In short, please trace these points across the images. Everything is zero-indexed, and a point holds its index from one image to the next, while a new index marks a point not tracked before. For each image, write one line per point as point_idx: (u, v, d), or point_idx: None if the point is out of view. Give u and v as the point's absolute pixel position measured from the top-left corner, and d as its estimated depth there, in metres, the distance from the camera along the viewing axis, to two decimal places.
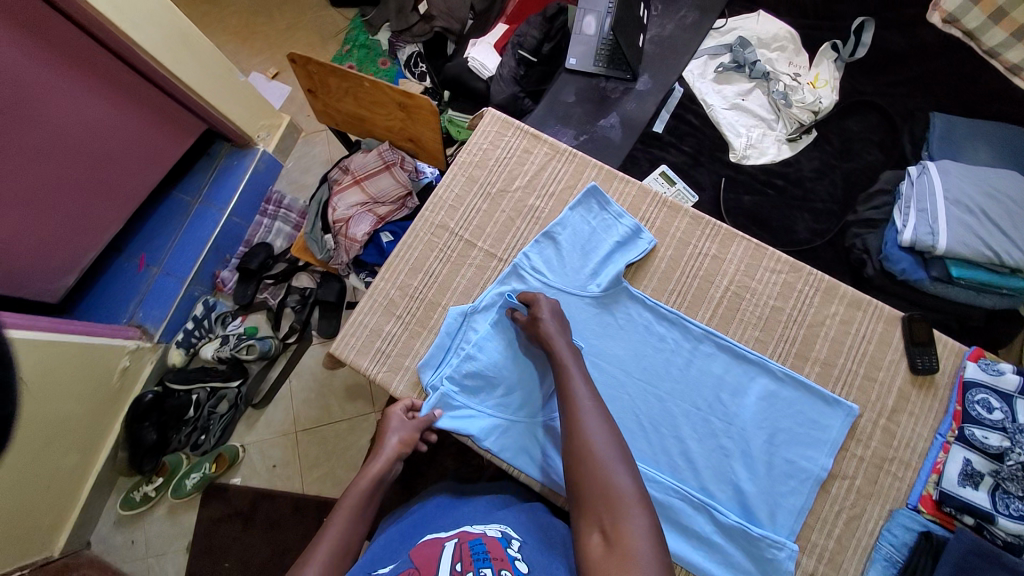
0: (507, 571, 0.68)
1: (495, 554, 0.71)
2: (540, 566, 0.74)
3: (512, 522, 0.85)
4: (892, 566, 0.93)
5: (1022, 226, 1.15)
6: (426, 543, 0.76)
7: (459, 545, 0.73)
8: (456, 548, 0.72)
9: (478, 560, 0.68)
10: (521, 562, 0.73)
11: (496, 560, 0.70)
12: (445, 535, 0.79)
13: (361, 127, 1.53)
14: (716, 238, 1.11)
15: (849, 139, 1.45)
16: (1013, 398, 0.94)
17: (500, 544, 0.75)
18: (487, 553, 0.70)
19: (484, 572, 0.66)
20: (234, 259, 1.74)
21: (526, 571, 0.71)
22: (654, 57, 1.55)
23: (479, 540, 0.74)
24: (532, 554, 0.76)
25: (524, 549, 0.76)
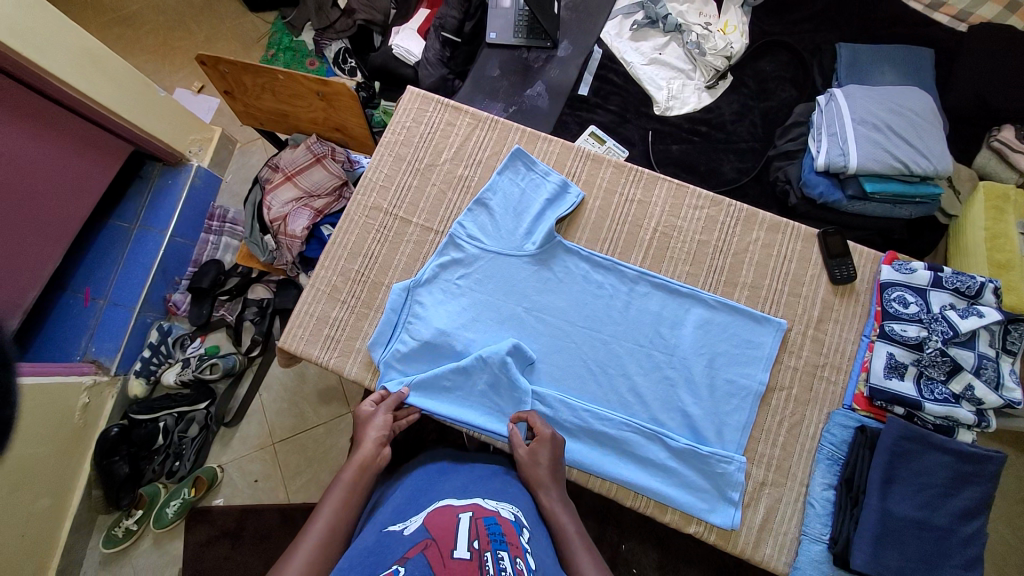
0: (522, 560, 0.63)
1: (511, 539, 0.66)
2: (550, 565, 0.69)
3: (522, 504, 0.80)
4: (835, 464, 0.93)
5: (925, 137, 1.20)
6: (440, 509, 0.71)
7: (474, 520, 0.67)
8: (471, 524, 0.66)
9: (495, 541, 0.63)
10: (531, 555, 0.67)
11: (511, 545, 0.65)
12: (457, 502, 0.74)
13: (286, 123, 1.47)
14: (639, 182, 1.09)
15: (764, 79, 1.50)
16: (926, 291, 0.95)
17: (514, 529, 0.69)
18: (502, 536, 0.66)
19: (501, 555, 0.61)
20: (184, 281, 1.68)
21: (536, 566, 0.65)
22: (571, 23, 1.55)
23: (493, 518, 0.69)
24: (542, 549, 0.71)
25: (533, 541, 0.72)
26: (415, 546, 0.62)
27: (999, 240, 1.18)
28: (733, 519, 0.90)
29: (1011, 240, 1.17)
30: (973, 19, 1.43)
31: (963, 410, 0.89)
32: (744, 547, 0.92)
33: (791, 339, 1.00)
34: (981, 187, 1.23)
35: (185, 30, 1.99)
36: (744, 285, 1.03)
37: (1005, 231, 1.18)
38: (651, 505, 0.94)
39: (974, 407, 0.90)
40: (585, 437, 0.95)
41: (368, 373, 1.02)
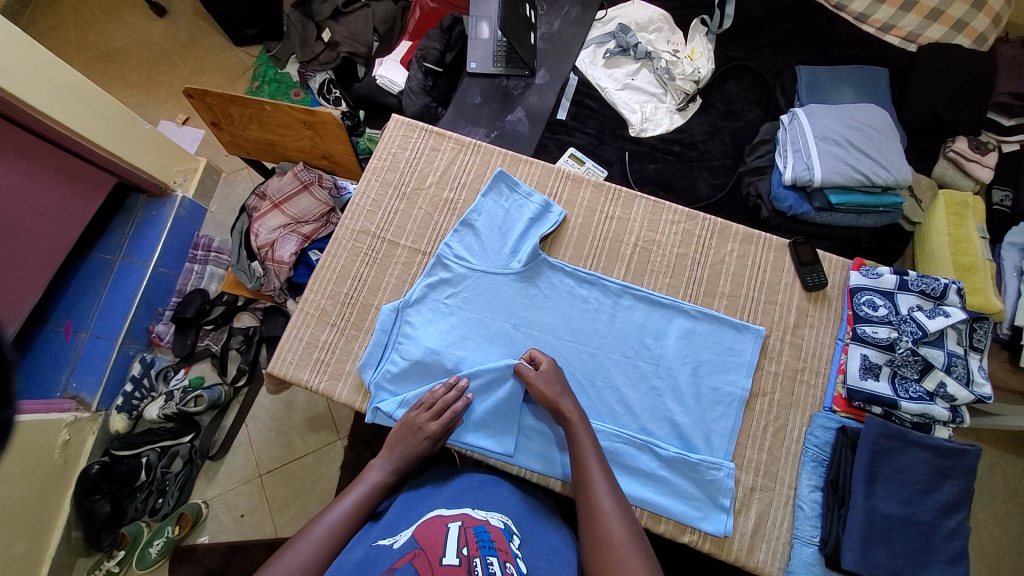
0: (511, 564, 0.64)
1: (500, 545, 0.67)
2: (541, 569, 0.69)
3: (510, 512, 0.80)
4: (820, 467, 0.95)
5: (884, 150, 1.28)
6: (429, 521, 0.71)
7: (463, 528, 0.68)
8: (460, 532, 0.67)
9: (484, 547, 0.64)
10: (522, 559, 0.68)
11: (501, 550, 0.66)
12: (447, 513, 0.74)
13: (273, 151, 1.50)
14: (618, 200, 1.14)
15: (731, 100, 1.58)
16: (894, 294, 1.00)
17: (503, 536, 0.70)
18: (492, 542, 0.66)
19: (490, 560, 0.62)
20: (167, 311, 1.66)
21: (527, 569, 0.66)
22: (547, 52, 1.63)
23: (483, 526, 0.70)
24: (535, 555, 0.72)
25: (525, 547, 0.72)
26: (403, 557, 0.63)
27: (962, 244, 1.24)
28: (726, 525, 0.92)
29: (973, 245, 1.23)
30: (922, 40, 1.53)
31: (937, 407, 0.93)
32: (738, 554, 0.92)
33: (771, 345, 1.03)
34: (943, 195, 1.30)
35: (170, 65, 2.03)
36: (722, 295, 1.07)
37: (966, 236, 1.24)
38: (646, 516, 0.94)
39: (947, 403, 0.93)
40: None
41: (359, 396, 1.02)
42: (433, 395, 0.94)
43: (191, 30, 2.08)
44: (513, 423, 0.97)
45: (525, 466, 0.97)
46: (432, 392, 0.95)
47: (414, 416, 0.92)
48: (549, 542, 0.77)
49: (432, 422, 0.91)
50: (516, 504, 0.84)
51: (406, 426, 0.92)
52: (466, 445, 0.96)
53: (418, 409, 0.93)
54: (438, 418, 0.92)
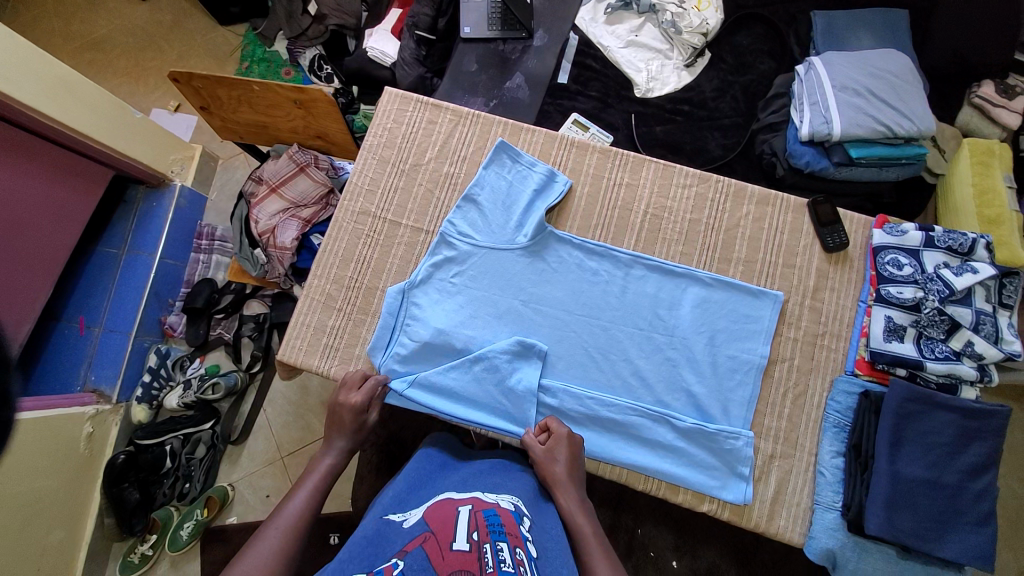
0: (521, 550, 0.63)
1: (510, 529, 0.66)
2: (550, 557, 0.68)
3: (521, 494, 0.80)
4: (842, 431, 0.93)
5: (907, 97, 1.20)
6: (439, 503, 0.71)
7: (473, 512, 0.67)
8: (471, 516, 0.66)
9: (494, 532, 0.63)
10: (532, 543, 0.68)
11: (510, 535, 0.65)
12: (457, 496, 0.73)
13: (266, 134, 1.46)
14: (626, 166, 1.09)
15: (742, 53, 1.49)
16: (919, 252, 0.95)
17: (514, 519, 0.69)
18: (502, 527, 0.65)
19: (500, 546, 0.61)
20: (177, 303, 1.66)
21: (537, 555, 0.66)
22: (545, 12, 1.54)
23: (493, 510, 0.69)
24: (543, 538, 0.71)
25: (534, 528, 0.72)
26: (413, 540, 0.62)
27: (987, 195, 1.17)
28: (745, 493, 0.91)
29: (999, 195, 1.17)
30: None
31: (965, 366, 0.90)
32: (758, 521, 0.92)
33: (789, 311, 1.00)
34: (966, 144, 1.23)
35: (157, 49, 1.96)
36: (738, 261, 1.03)
37: (992, 186, 1.18)
38: (663, 487, 0.94)
39: (975, 362, 0.90)
40: (594, 425, 0.95)
41: None
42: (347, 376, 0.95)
43: (174, 10, 2.00)
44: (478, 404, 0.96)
45: None
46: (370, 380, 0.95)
47: (337, 397, 0.93)
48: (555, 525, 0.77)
49: (355, 398, 0.92)
50: (527, 483, 0.84)
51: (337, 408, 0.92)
52: (453, 417, 0.95)
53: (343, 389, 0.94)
54: (360, 391, 0.93)
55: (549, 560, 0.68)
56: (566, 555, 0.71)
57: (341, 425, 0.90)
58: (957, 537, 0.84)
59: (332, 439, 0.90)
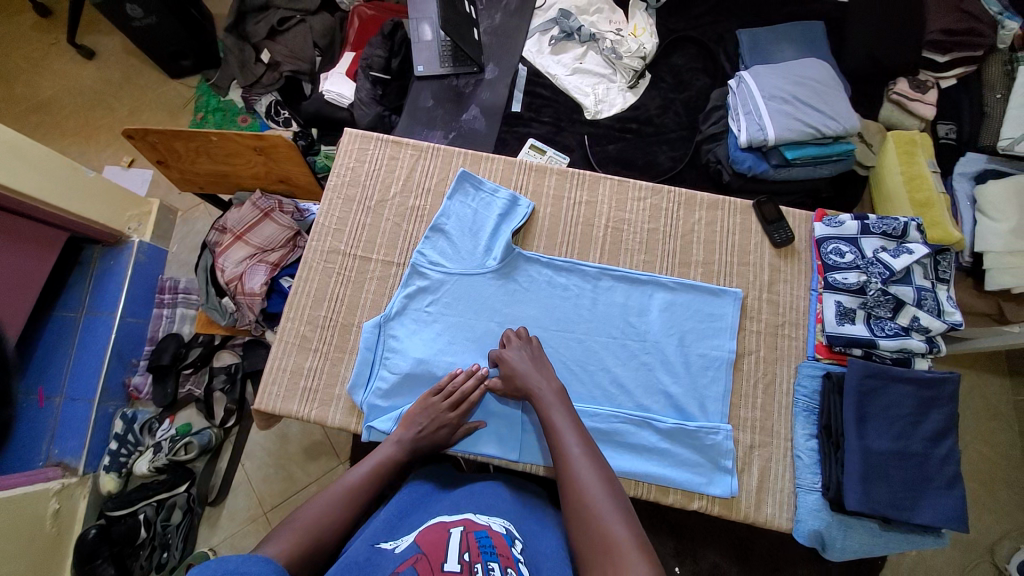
0: (513, 570, 0.63)
1: (502, 550, 0.66)
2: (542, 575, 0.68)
3: (512, 517, 0.79)
4: (813, 414, 0.98)
5: (830, 100, 1.31)
6: (431, 527, 0.70)
7: (465, 534, 0.67)
8: (462, 537, 0.66)
9: (486, 553, 0.63)
10: (525, 564, 0.68)
11: (502, 556, 0.65)
12: (448, 519, 0.73)
13: (227, 182, 1.45)
14: (583, 184, 1.14)
15: (679, 72, 1.60)
16: (858, 239, 1.03)
17: (505, 541, 0.69)
18: (493, 548, 0.65)
19: (491, 565, 0.61)
20: (142, 361, 1.60)
21: None
22: (493, 47, 1.62)
23: (485, 531, 0.69)
24: (536, 559, 0.71)
25: (526, 550, 0.72)
26: (405, 562, 0.62)
27: (916, 180, 1.28)
28: (731, 486, 0.94)
29: (927, 179, 1.28)
30: None
31: (914, 340, 0.97)
32: (747, 513, 0.95)
33: (749, 305, 1.06)
34: (891, 136, 1.36)
35: (107, 107, 1.94)
36: (697, 264, 1.09)
37: (919, 172, 1.29)
38: (653, 490, 0.96)
39: (922, 335, 0.98)
40: None
41: (353, 418, 1.00)
42: (452, 384, 0.94)
43: (123, 68, 1.99)
44: (511, 414, 0.98)
45: (528, 462, 0.97)
46: (445, 378, 0.96)
47: (429, 402, 0.93)
48: (547, 541, 0.77)
49: (449, 413, 0.92)
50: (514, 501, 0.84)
51: (428, 416, 0.91)
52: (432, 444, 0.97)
53: (436, 396, 0.93)
54: (456, 408, 0.93)
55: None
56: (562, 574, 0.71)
57: (414, 419, 0.91)
58: (931, 502, 0.88)
59: (404, 430, 0.91)
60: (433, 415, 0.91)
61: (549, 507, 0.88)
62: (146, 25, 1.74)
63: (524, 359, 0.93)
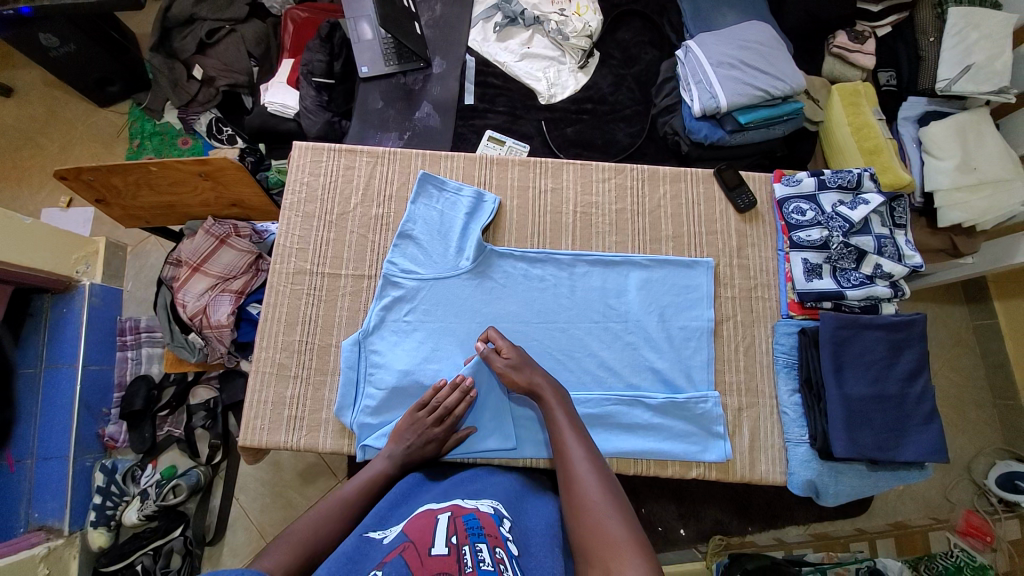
0: (502, 548, 0.64)
1: (490, 530, 0.66)
2: (530, 550, 0.69)
3: (500, 499, 0.80)
4: (793, 370, 1.02)
5: (775, 61, 1.33)
6: (419, 515, 0.70)
7: (452, 518, 0.68)
8: (450, 521, 0.66)
9: (473, 535, 0.64)
10: (513, 542, 0.68)
11: (490, 536, 0.65)
12: (436, 506, 0.74)
13: (176, 213, 1.38)
14: (547, 172, 1.13)
15: (626, 47, 1.60)
16: (816, 196, 1.06)
17: (493, 521, 0.70)
18: (481, 529, 0.66)
19: (480, 546, 0.62)
20: (114, 409, 1.52)
21: (518, 551, 0.66)
22: (437, 40, 1.58)
23: (472, 513, 0.70)
24: (525, 536, 0.72)
25: (514, 528, 0.72)
26: (393, 550, 0.62)
27: (863, 130, 1.33)
28: (726, 451, 0.97)
29: (873, 127, 1.32)
30: None
31: (879, 287, 1.01)
32: (743, 473, 0.98)
33: (722, 273, 1.08)
34: (836, 89, 1.39)
35: (33, 145, 1.81)
36: (668, 239, 1.10)
37: (866, 121, 1.33)
38: (652, 465, 0.98)
39: (886, 281, 1.02)
40: None
41: (344, 440, 0.98)
42: (436, 398, 0.92)
43: (44, 101, 1.84)
44: (499, 406, 0.98)
45: (527, 456, 0.98)
46: (433, 387, 0.94)
47: (414, 418, 0.91)
48: (539, 518, 0.78)
49: (435, 427, 0.91)
50: (504, 484, 0.87)
51: (416, 433, 0.90)
52: None
53: (420, 411, 0.91)
54: (442, 421, 0.91)
55: (532, 557, 0.68)
56: (552, 551, 0.71)
57: (402, 434, 0.90)
58: (912, 438, 0.93)
59: (393, 445, 0.90)
60: (420, 431, 0.90)
61: (543, 488, 0.90)
62: (66, 54, 1.62)
63: (524, 359, 0.92)
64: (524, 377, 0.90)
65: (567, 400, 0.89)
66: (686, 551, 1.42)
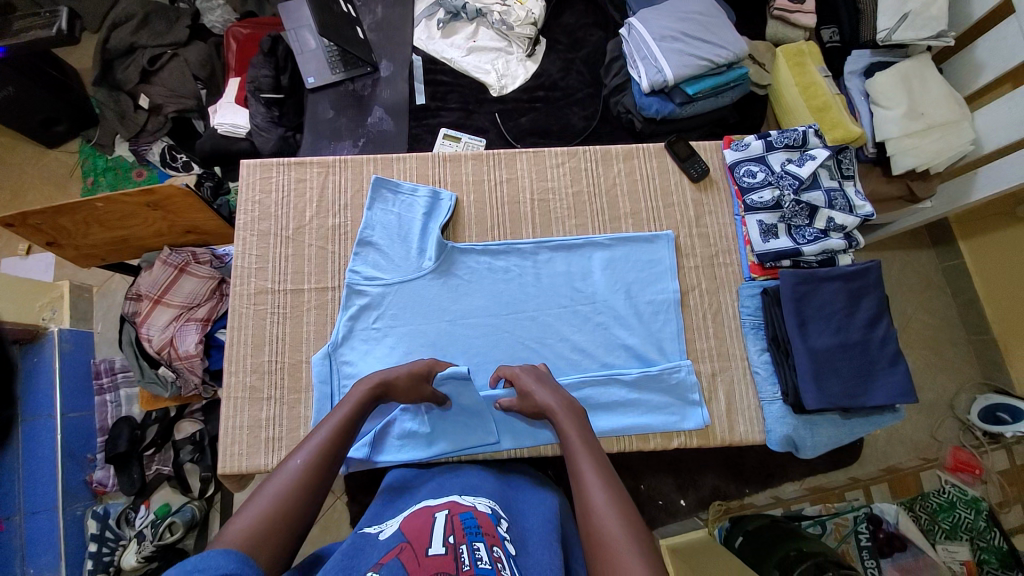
0: (499, 548, 0.63)
1: (487, 529, 0.66)
2: (526, 547, 0.69)
3: (493, 496, 0.79)
4: (761, 330, 1.04)
5: (715, 30, 1.34)
6: (416, 512, 0.70)
7: (450, 516, 0.67)
8: (447, 520, 0.66)
9: (471, 534, 0.63)
10: (510, 542, 0.68)
11: (488, 536, 0.65)
12: (435, 502, 0.73)
13: (131, 245, 1.34)
14: (501, 163, 1.13)
15: (571, 31, 1.60)
16: (765, 157, 1.08)
17: (491, 520, 0.69)
18: (478, 528, 0.65)
19: (477, 546, 0.61)
20: (99, 454, 1.48)
21: (515, 552, 0.66)
22: (381, 42, 1.56)
23: (469, 512, 0.69)
24: (523, 536, 0.72)
25: (512, 528, 0.72)
26: (389, 551, 0.61)
27: (810, 88, 1.34)
28: (703, 417, 0.99)
29: (820, 86, 1.33)
30: None
31: (834, 240, 1.03)
32: (723, 436, 1.00)
33: (683, 244, 1.09)
34: (780, 52, 1.41)
35: None
36: (626, 216, 1.11)
37: (813, 80, 1.34)
38: (635, 441, 0.99)
39: (840, 233, 1.04)
40: None
41: None
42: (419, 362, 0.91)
43: None
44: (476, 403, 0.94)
45: (510, 447, 0.98)
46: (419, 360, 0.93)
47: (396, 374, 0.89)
48: (535, 518, 0.78)
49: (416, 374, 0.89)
50: (489, 476, 0.87)
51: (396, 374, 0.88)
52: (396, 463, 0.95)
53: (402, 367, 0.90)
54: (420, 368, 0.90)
55: (530, 556, 0.68)
56: (550, 547, 0.71)
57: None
58: (880, 382, 0.96)
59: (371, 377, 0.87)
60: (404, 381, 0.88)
61: (528, 480, 0.91)
62: (3, 98, 1.56)
63: (541, 382, 0.89)
64: (543, 402, 0.87)
65: (562, 391, 0.89)
66: (687, 520, 1.44)
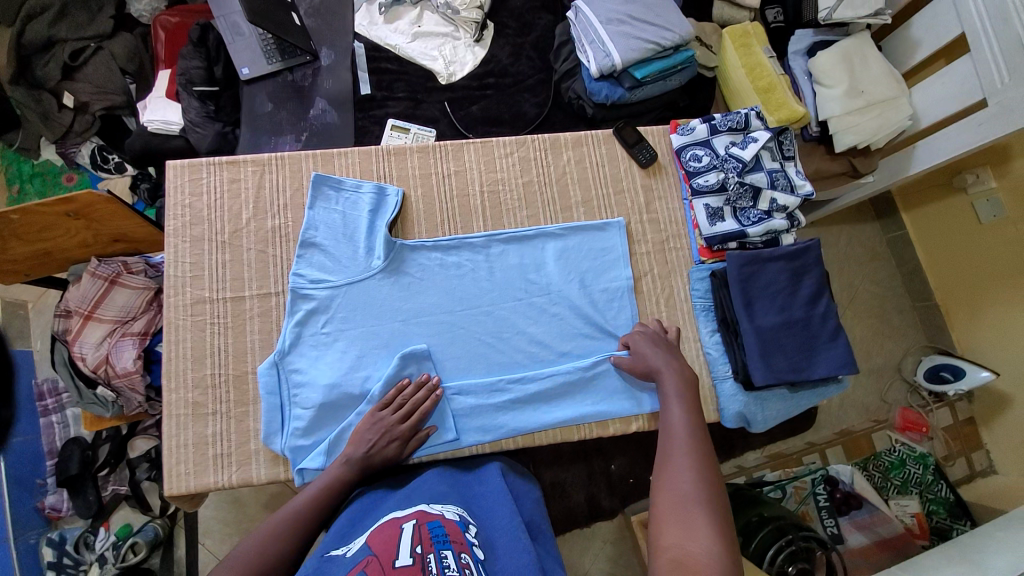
0: (468, 554, 0.63)
1: (455, 536, 0.65)
2: (495, 550, 0.69)
3: (460, 502, 0.79)
4: (712, 311, 1.06)
5: (660, 12, 1.33)
6: (383, 526, 0.68)
7: (416, 526, 0.66)
8: (414, 531, 0.65)
9: (438, 542, 0.62)
10: (480, 547, 0.68)
11: (456, 543, 0.64)
12: (401, 514, 0.72)
13: (53, 261, 1.25)
14: (448, 155, 1.10)
15: (519, 14, 1.56)
16: (710, 140, 1.09)
17: (458, 527, 0.69)
18: (446, 536, 0.65)
19: (445, 553, 0.61)
20: (49, 479, 1.40)
21: (485, 557, 0.66)
22: (319, 30, 1.48)
23: (437, 521, 0.68)
24: (491, 539, 0.72)
25: (480, 534, 0.72)
26: (355, 566, 0.60)
27: (756, 70, 1.36)
28: None
29: (765, 67, 1.35)
30: None
31: (777, 220, 1.05)
32: None
33: (634, 230, 1.09)
34: (727, 33, 1.41)
35: None
36: (578, 205, 1.10)
37: (758, 61, 1.36)
38: (595, 427, 1.00)
39: (783, 214, 1.06)
40: (517, 406, 0.98)
41: (279, 468, 0.94)
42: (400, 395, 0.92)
43: None
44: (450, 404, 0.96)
45: (472, 443, 0.97)
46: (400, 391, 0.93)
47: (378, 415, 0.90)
48: (504, 518, 0.77)
49: (400, 423, 0.89)
50: (445, 481, 0.85)
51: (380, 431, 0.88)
52: None
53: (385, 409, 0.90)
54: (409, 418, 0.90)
55: (498, 560, 0.68)
56: (519, 546, 0.71)
57: (360, 438, 0.87)
58: (823, 354, 1.00)
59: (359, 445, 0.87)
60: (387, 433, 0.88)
61: (485, 473, 0.90)
62: None
63: (654, 345, 0.95)
64: (652, 361, 0.93)
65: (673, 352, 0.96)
66: None
